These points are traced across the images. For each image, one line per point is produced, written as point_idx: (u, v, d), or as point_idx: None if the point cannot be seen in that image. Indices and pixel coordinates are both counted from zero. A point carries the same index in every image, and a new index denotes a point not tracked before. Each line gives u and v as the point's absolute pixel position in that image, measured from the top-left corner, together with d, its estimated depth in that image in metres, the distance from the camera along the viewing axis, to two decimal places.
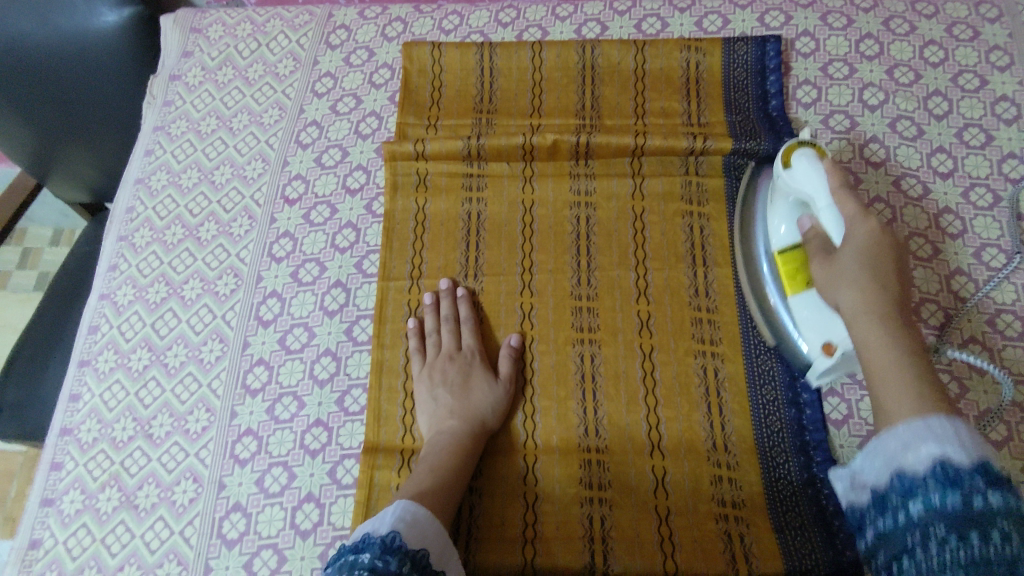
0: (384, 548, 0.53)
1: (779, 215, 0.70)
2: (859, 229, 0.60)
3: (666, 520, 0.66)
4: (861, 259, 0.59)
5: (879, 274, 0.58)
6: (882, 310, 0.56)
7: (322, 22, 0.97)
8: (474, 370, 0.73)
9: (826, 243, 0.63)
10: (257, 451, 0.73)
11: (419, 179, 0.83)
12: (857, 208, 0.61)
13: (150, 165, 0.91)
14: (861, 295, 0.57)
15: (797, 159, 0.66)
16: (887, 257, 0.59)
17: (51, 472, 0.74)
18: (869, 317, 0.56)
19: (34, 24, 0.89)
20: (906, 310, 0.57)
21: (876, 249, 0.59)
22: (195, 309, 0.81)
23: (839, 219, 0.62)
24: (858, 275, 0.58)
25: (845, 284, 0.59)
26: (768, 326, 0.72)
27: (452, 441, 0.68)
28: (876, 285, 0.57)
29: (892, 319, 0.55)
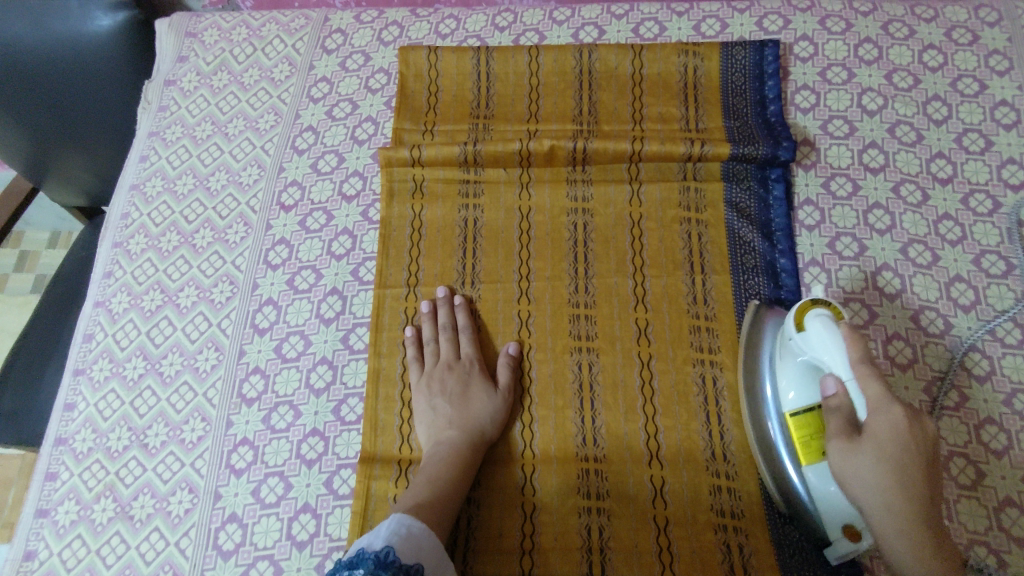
0: (378, 562, 0.53)
1: (786, 376, 0.64)
2: (886, 423, 0.55)
3: (665, 530, 0.66)
4: (883, 463, 0.55)
5: (904, 474, 0.54)
6: (908, 515, 0.53)
7: (318, 26, 0.96)
8: (473, 380, 0.72)
9: (849, 426, 0.57)
10: (253, 460, 0.72)
11: (416, 185, 0.82)
12: (881, 392, 0.56)
13: (145, 171, 0.91)
14: (900, 536, 0.53)
15: (812, 324, 0.60)
16: (913, 451, 0.55)
17: (45, 483, 0.74)
18: (900, 541, 0.53)
19: (28, 28, 0.89)
20: (935, 526, 0.54)
21: (901, 448, 0.55)
22: (191, 316, 0.80)
23: (862, 399, 0.57)
24: (879, 474, 0.55)
25: (865, 484, 0.55)
26: (770, 472, 0.65)
27: (450, 452, 0.68)
28: (902, 493, 0.54)
29: (923, 546, 0.53)
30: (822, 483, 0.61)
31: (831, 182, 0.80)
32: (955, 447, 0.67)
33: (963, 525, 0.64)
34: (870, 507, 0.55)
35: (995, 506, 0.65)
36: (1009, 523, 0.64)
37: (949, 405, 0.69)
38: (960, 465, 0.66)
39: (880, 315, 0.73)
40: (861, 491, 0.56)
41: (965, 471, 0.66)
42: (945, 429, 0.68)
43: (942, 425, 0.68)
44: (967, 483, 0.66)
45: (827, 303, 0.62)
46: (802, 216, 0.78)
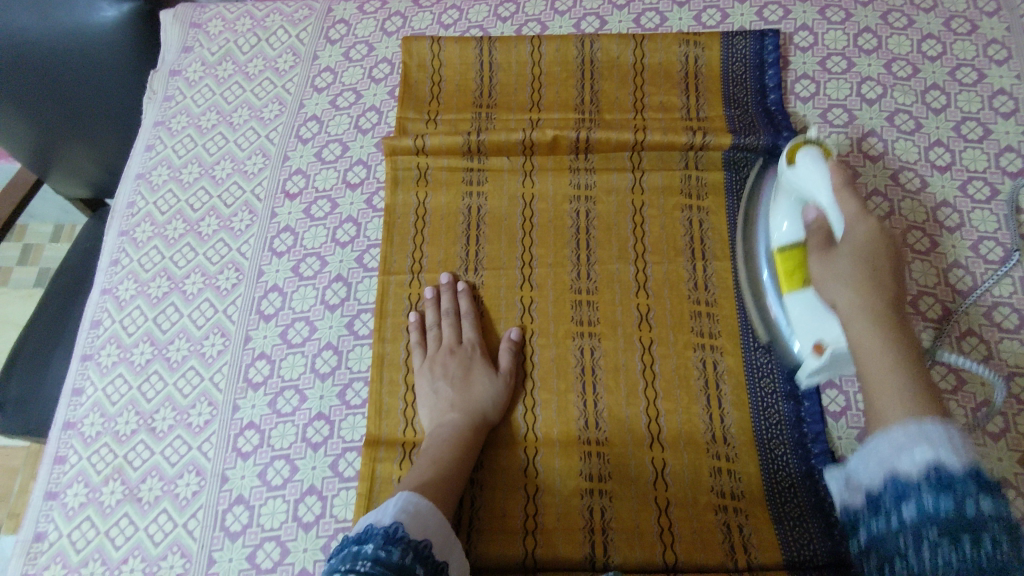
0: (387, 538, 0.54)
1: (779, 212, 0.66)
2: (860, 231, 0.58)
3: (665, 511, 0.66)
4: (858, 263, 0.57)
5: (877, 280, 0.56)
6: (879, 311, 0.55)
7: (322, 17, 0.97)
8: (475, 363, 0.73)
9: (827, 237, 0.60)
10: (259, 444, 0.73)
11: (420, 173, 0.83)
12: (859, 210, 0.58)
13: (151, 160, 0.91)
14: (867, 323, 0.55)
15: (802, 158, 0.63)
16: (884, 255, 0.58)
17: (54, 466, 0.75)
18: (866, 321, 0.55)
19: (33, 19, 0.88)
20: (904, 321, 0.55)
21: (873, 253, 0.57)
22: (197, 303, 0.81)
23: (840, 216, 0.59)
24: (853, 273, 0.57)
25: (842, 284, 0.57)
26: (760, 316, 0.71)
27: (453, 433, 0.69)
28: (874, 289, 0.56)
29: (889, 327, 0.54)
30: (807, 310, 0.63)
31: None
32: None
33: None
34: (845, 304, 0.57)
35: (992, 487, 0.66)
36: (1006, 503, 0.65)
37: (946, 388, 0.70)
38: None
39: None
40: (838, 297, 0.57)
41: None
42: None
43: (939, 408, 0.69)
44: None
45: (817, 141, 0.65)
46: None
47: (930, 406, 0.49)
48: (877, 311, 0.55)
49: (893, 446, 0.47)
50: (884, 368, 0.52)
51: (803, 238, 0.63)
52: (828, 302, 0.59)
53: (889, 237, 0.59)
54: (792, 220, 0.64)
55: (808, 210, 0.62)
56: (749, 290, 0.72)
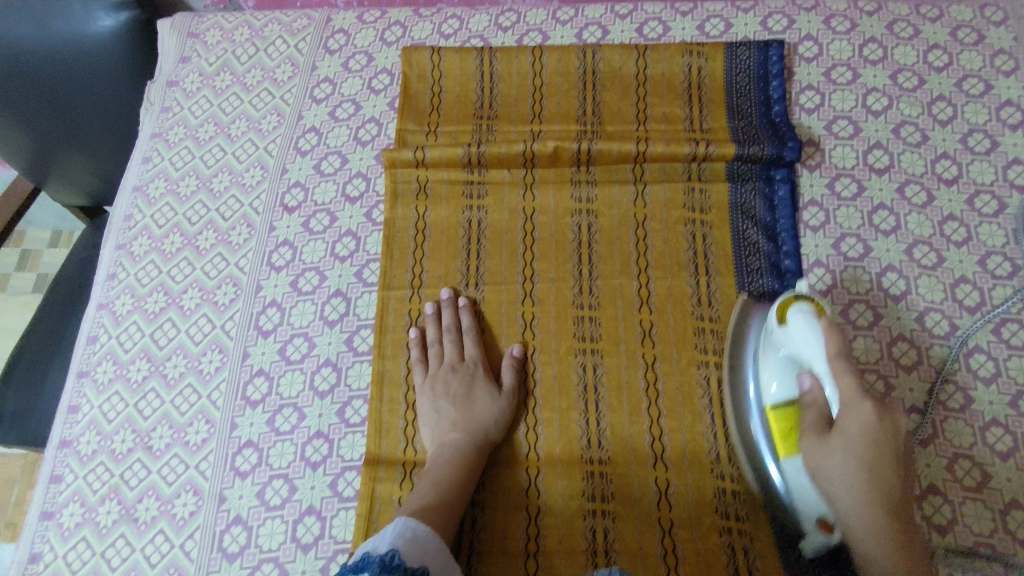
0: (384, 565, 0.53)
1: (771, 369, 0.64)
2: (857, 419, 0.55)
3: (669, 532, 0.66)
4: (852, 456, 0.54)
5: (875, 470, 0.54)
6: (880, 522, 0.53)
7: (321, 26, 0.96)
8: (476, 383, 0.72)
9: (821, 423, 0.58)
10: (257, 463, 0.72)
11: (419, 187, 0.82)
12: (854, 390, 0.55)
13: (148, 172, 0.90)
14: (871, 537, 0.53)
15: (795, 318, 0.60)
16: (885, 450, 0.54)
17: (50, 485, 0.74)
18: (868, 533, 0.53)
19: (32, 29, 0.89)
20: (903, 520, 0.54)
21: (872, 444, 0.54)
22: (195, 318, 0.80)
23: (836, 393, 0.57)
24: (849, 468, 0.54)
25: (835, 474, 0.55)
26: (750, 466, 0.66)
27: (454, 454, 0.68)
28: (872, 487, 0.54)
29: (896, 557, 0.52)
30: (797, 476, 0.61)
31: (836, 183, 0.79)
32: (962, 449, 0.67)
33: (968, 527, 0.64)
34: (843, 505, 0.55)
35: (1001, 508, 0.65)
36: (1015, 525, 0.64)
37: (954, 407, 0.69)
38: (966, 467, 0.67)
39: (885, 316, 0.73)
40: (833, 489, 0.56)
41: (970, 473, 0.66)
42: (950, 431, 0.68)
43: (948, 427, 0.68)
44: (972, 485, 0.66)
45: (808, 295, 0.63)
46: (807, 218, 0.78)
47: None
48: (874, 517, 0.53)
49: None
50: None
51: (796, 397, 0.63)
52: (824, 491, 0.57)
53: (892, 421, 0.55)
54: (781, 382, 0.63)
55: (802, 376, 0.61)
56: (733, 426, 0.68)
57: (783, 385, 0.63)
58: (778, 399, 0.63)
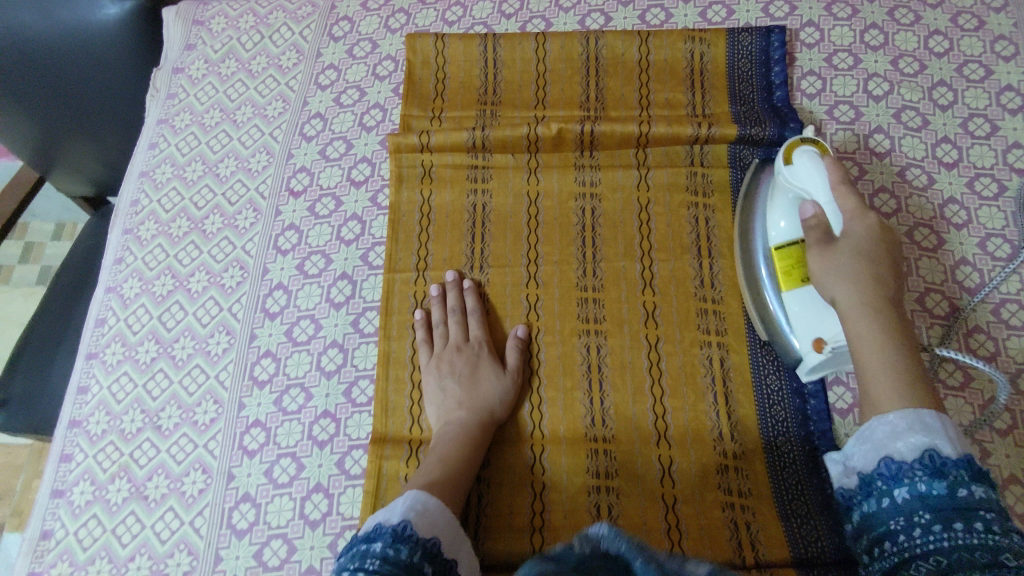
0: (396, 536, 0.54)
1: (778, 209, 0.70)
2: (858, 228, 0.64)
3: (673, 508, 0.66)
4: (858, 256, 0.63)
5: (875, 269, 0.63)
6: (879, 305, 0.61)
7: (326, 14, 0.97)
8: (481, 361, 0.73)
9: (827, 235, 0.65)
10: (265, 442, 0.73)
11: (424, 171, 0.83)
12: (857, 207, 0.64)
13: (155, 158, 0.91)
14: (869, 319, 0.60)
15: (798, 156, 0.67)
16: (882, 251, 0.64)
17: (60, 464, 0.75)
18: (864, 313, 0.61)
19: (37, 16, 0.88)
20: (900, 311, 0.62)
21: (869, 249, 0.63)
22: (202, 301, 0.81)
23: (840, 215, 0.65)
24: (855, 268, 0.62)
25: (836, 279, 0.63)
26: (757, 311, 0.71)
27: (460, 431, 0.69)
28: (868, 280, 0.62)
29: (897, 340, 0.59)
30: (800, 305, 0.67)
31: None
32: (961, 426, 0.68)
33: None
34: (842, 296, 0.62)
35: (1000, 483, 0.66)
36: (1013, 500, 0.65)
37: (954, 385, 0.70)
38: (965, 444, 0.68)
39: None
40: (831, 286, 0.63)
41: (969, 449, 0.67)
42: (950, 408, 0.69)
43: (947, 405, 0.69)
44: None
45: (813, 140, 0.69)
46: None
47: (925, 400, 0.55)
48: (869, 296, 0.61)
49: (891, 433, 0.54)
50: (878, 367, 0.58)
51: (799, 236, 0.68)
52: (824, 295, 0.65)
53: (885, 232, 0.65)
54: (787, 219, 0.69)
55: (807, 205, 0.67)
56: (744, 286, 0.73)
57: (787, 224, 0.69)
58: (782, 239, 0.69)
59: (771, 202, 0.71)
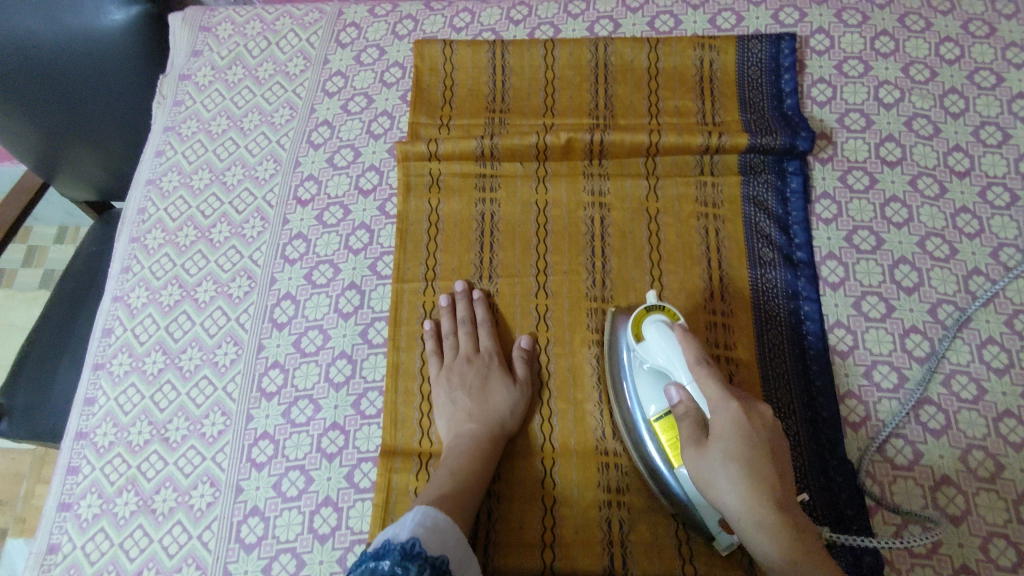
0: (405, 554, 0.53)
1: (649, 380, 0.64)
2: (723, 418, 0.54)
3: (684, 523, 0.66)
4: (731, 465, 0.52)
5: (755, 470, 0.52)
6: (776, 524, 0.50)
7: (332, 20, 0.96)
8: (486, 374, 0.73)
9: (694, 416, 0.57)
10: (274, 454, 0.73)
11: (432, 179, 0.82)
12: (719, 392, 0.55)
13: (161, 166, 0.91)
14: (770, 543, 0.50)
15: (651, 328, 0.63)
16: (758, 443, 0.53)
17: (67, 477, 0.75)
18: (763, 538, 0.50)
19: (42, 23, 0.87)
20: (795, 514, 0.51)
21: (747, 443, 0.53)
22: (209, 311, 0.81)
23: (704, 398, 0.56)
24: (731, 474, 0.52)
25: (717, 478, 0.53)
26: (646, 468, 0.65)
27: (469, 445, 0.68)
28: (756, 492, 0.51)
29: (802, 563, 0.49)
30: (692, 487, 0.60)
31: (848, 176, 0.80)
32: (973, 440, 0.68)
33: (982, 517, 0.65)
34: (734, 514, 0.52)
35: (1015, 498, 0.65)
36: None
37: (967, 398, 0.69)
38: (979, 458, 0.67)
39: (897, 309, 0.74)
40: (718, 490, 0.53)
41: (984, 463, 0.67)
42: (963, 422, 0.69)
43: (961, 418, 0.69)
44: (986, 476, 0.66)
45: (662, 307, 0.65)
46: (819, 210, 0.79)
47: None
48: (771, 523, 0.50)
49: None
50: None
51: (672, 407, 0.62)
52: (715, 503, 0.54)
53: (759, 417, 0.54)
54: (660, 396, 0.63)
55: (670, 389, 0.59)
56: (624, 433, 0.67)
57: (661, 400, 0.62)
58: (660, 414, 0.63)
59: (640, 371, 0.65)
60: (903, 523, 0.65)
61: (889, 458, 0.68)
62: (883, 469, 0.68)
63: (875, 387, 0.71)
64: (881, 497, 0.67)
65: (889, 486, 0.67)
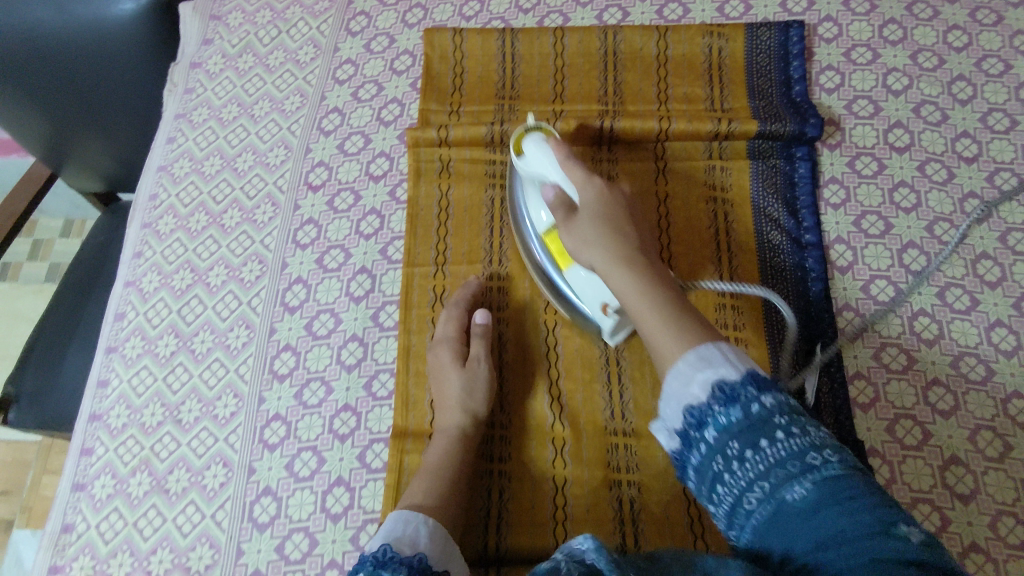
0: (377, 563, 0.52)
1: (534, 202, 0.70)
2: (595, 201, 0.62)
3: (695, 501, 0.67)
4: (606, 237, 0.60)
5: (622, 242, 0.60)
6: (638, 267, 0.59)
7: (342, 9, 0.97)
8: (450, 357, 0.72)
9: (570, 211, 0.63)
10: (286, 435, 0.73)
11: (442, 165, 0.83)
12: (586, 177, 0.62)
13: (173, 152, 0.91)
14: (636, 282, 0.58)
15: (523, 142, 0.66)
16: (623, 225, 0.62)
17: (81, 458, 0.75)
18: (630, 279, 0.58)
19: (51, 12, 0.87)
20: (658, 270, 0.60)
21: (611, 220, 0.61)
22: (221, 295, 0.81)
23: (574, 190, 0.63)
24: (610, 249, 0.60)
25: (609, 274, 0.60)
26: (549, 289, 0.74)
27: (446, 435, 0.68)
28: (629, 257, 0.60)
29: (679, 317, 0.55)
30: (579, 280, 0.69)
31: (856, 162, 0.80)
32: (982, 420, 0.68)
33: (990, 496, 0.65)
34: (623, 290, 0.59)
35: None
36: None
37: (975, 379, 0.70)
38: (988, 438, 0.68)
39: (905, 292, 0.74)
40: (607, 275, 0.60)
41: (992, 443, 0.67)
42: (972, 403, 0.69)
43: (969, 399, 0.69)
44: (994, 456, 0.67)
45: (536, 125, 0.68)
46: (828, 195, 0.79)
47: (692, 330, 0.54)
48: (635, 274, 0.58)
49: (679, 377, 0.52)
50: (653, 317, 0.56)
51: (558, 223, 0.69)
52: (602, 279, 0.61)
53: (621, 202, 0.63)
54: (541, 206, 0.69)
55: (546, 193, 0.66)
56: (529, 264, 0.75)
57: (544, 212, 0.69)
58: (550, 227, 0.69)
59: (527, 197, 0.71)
60: (913, 502, 0.66)
61: (899, 439, 0.69)
62: (893, 449, 0.68)
63: (884, 368, 0.71)
64: (891, 477, 0.67)
65: (898, 465, 0.67)
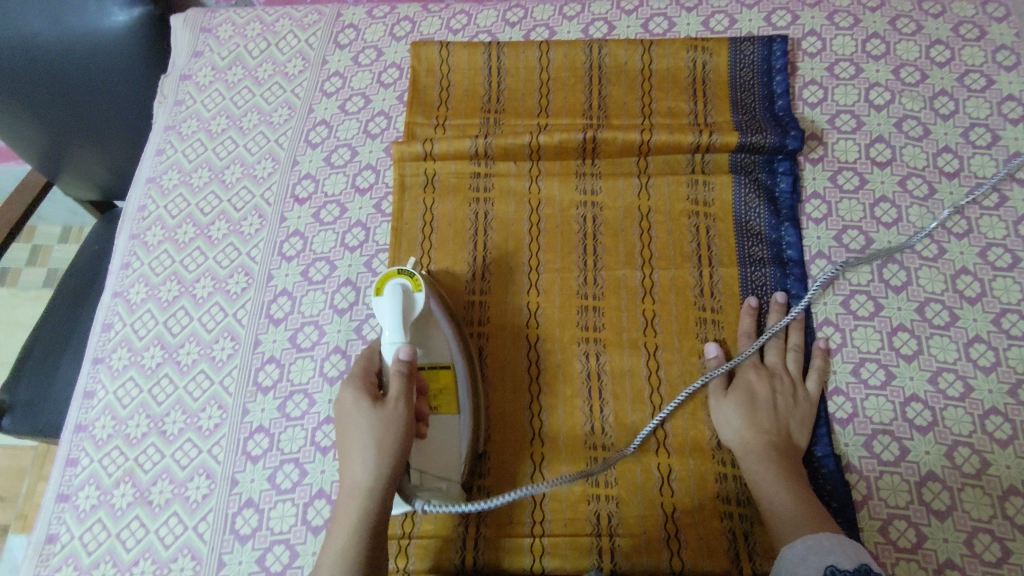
0: None
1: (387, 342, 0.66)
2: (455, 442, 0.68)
3: (672, 517, 0.67)
4: (743, 407, 0.69)
5: (757, 423, 0.68)
6: (768, 456, 0.66)
7: (331, 21, 0.98)
8: (364, 403, 0.61)
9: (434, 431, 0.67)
10: (269, 447, 0.74)
11: (427, 179, 0.83)
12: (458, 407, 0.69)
13: (161, 164, 0.92)
14: (761, 459, 0.66)
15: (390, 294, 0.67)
16: (772, 413, 0.69)
17: (66, 468, 0.76)
18: (752, 454, 0.67)
19: (46, 24, 0.89)
20: (791, 458, 0.67)
21: (756, 396, 0.70)
22: (207, 307, 0.82)
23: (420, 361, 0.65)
24: (738, 417, 0.69)
25: (729, 418, 0.69)
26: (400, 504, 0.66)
27: (359, 509, 0.58)
28: (753, 428, 0.68)
29: (790, 485, 0.64)
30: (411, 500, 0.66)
31: (838, 176, 0.81)
32: (960, 437, 0.69)
33: (967, 513, 0.66)
34: (734, 441, 0.68)
35: (1001, 492, 0.66)
36: (1014, 511, 0.65)
37: (954, 395, 0.70)
38: (965, 454, 0.68)
39: (884, 307, 0.74)
40: (726, 429, 0.69)
41: (970, 460, 0.68)
42: (950, 419, 0.69)
43: (947, 415, 0.69)
44: (971, 472, 0.67)
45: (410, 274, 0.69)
46: (809, 210, 0.79)
47: (814, 523, 0.60)
48: (751, 442, 0.67)
49: (797, 555, 0.57)
50: (772, 487, 0.64)
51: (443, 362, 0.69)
52: (727, 440, 0.69)
53: (779, 378, 0.71)
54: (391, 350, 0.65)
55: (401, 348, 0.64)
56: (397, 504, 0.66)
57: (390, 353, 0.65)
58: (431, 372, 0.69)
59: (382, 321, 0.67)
60: (889, 518, 0.66)
61: (876, 454, 0.69)
62: (870, 464, 0.69)
63: (863, 384, 0.72)
64: (868, 493, 0.68)
65: (875, 481, 0.68)
